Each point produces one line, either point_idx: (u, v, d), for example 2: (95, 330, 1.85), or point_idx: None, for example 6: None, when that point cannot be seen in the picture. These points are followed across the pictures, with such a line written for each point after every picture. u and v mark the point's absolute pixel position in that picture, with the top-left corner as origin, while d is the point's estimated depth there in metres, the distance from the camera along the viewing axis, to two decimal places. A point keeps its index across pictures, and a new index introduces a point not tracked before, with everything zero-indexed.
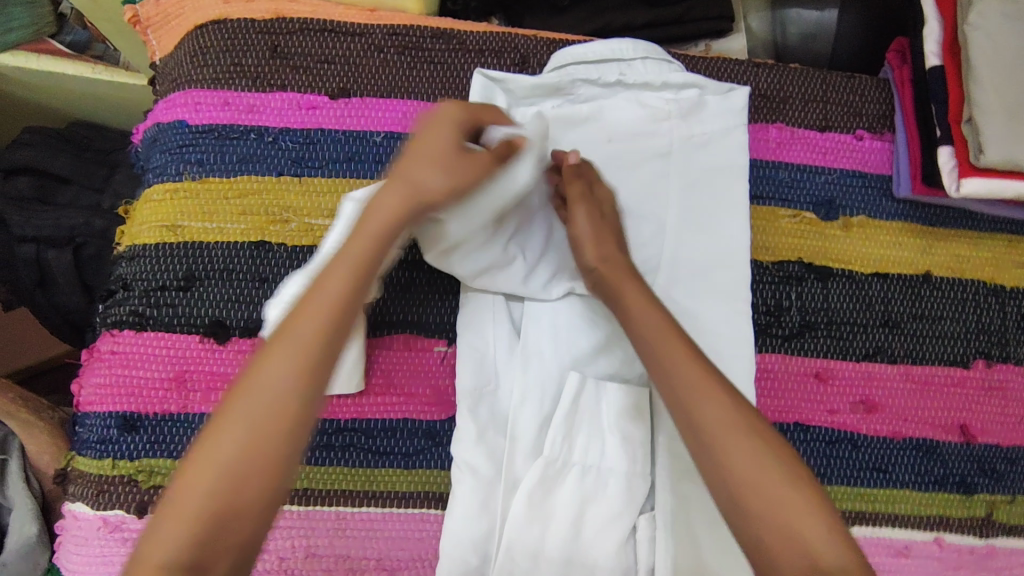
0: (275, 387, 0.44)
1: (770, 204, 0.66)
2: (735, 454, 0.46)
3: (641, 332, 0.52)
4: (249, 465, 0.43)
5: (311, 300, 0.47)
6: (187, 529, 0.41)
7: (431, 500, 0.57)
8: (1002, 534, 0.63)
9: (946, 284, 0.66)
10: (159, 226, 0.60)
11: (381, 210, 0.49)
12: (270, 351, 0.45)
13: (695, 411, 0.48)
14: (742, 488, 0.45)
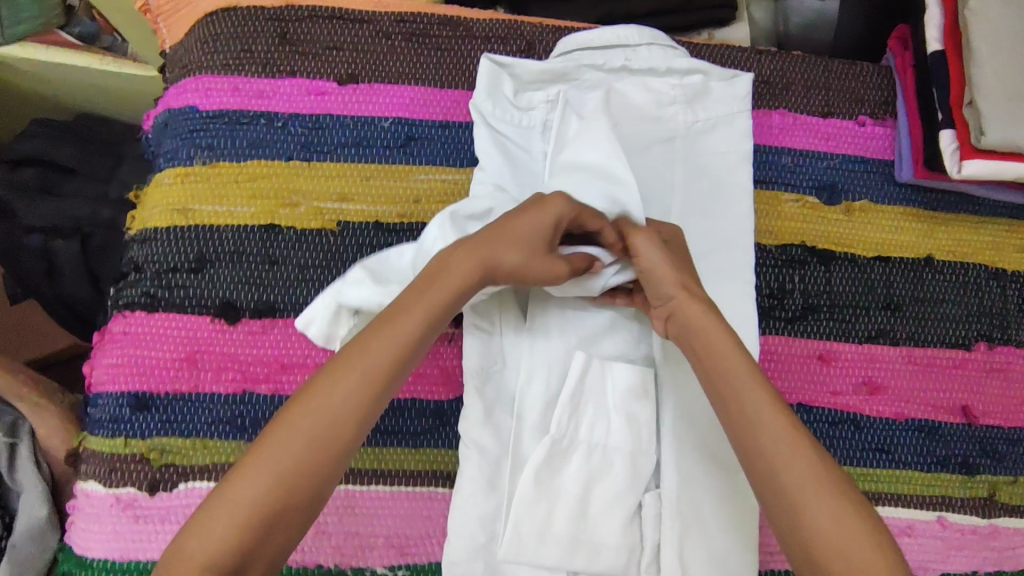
0: (340, 415, 0.45)
1: (772, 188, 0.67)
2: (815, 502, 0.45)
3: (713, 363, 0.51)
4: (306, 485, 0.44)
5: (384, 329, 0.48)
6: (234, 536, 0.41)
7: (439, 479, 0.58)
8: (1004, 515, 0.63)
9: (947, 268, 0.66)
10: (170, 210, 0.61)
11: (457, 271, 0.50)
12: (338, 374, 0.46)
13: (773, 454, 0.47)
14: (822, 538, 0.44)
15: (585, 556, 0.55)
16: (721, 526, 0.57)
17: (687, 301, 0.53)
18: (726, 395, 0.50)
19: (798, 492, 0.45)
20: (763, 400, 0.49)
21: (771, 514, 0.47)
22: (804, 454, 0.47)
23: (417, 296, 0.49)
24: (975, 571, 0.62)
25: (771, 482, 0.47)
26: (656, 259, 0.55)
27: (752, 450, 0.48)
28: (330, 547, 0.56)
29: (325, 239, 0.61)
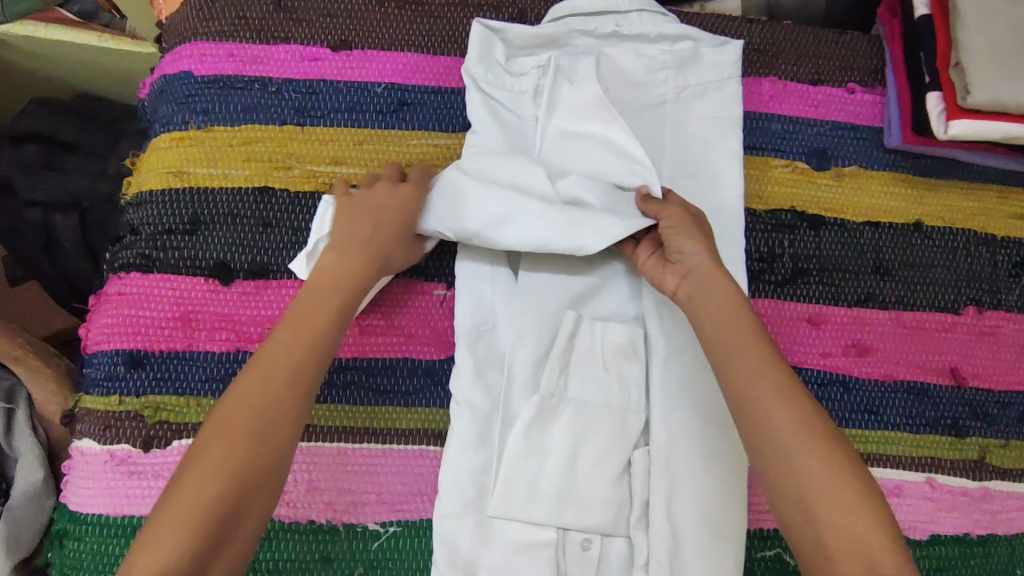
0: (268, 415, 0.47)
1: (762, 154, 0.67)
2: (811, 453, 0.45)
3: (717, 316, 0.51)
4: (247, 486, 0.45)
5: (305, 321, 0.50)
6: (180, 544, 0.42)
7: (430, 437, 0.58)
8: (996, 477, 0.63)
9: (937, 233, 0.67)
10: (165, 174, 0.61)
11: (345, 271, 0.53)
12: (266, 369, 0.48)
13: (768, 406, 0.47)
14: (816, 488, 0.44)
15: (575, 512, 0.55)
16: (713, 481, 0.57)
17: (706, 260, 0.53)
18: (725, 351, 0.50)
19: (792, 445, 0.45)
20: (757, 355, 0.49)
21: (763, 468, 0.46)
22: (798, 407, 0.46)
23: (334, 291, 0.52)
24: (967, 533, 0.62)
25: (766, 434, 0.46)
26: (682, 224, 0.55)
27: (749, 403, 0.47)
28: (322, 503, 0.56)
29: (319, 202, 0.61)
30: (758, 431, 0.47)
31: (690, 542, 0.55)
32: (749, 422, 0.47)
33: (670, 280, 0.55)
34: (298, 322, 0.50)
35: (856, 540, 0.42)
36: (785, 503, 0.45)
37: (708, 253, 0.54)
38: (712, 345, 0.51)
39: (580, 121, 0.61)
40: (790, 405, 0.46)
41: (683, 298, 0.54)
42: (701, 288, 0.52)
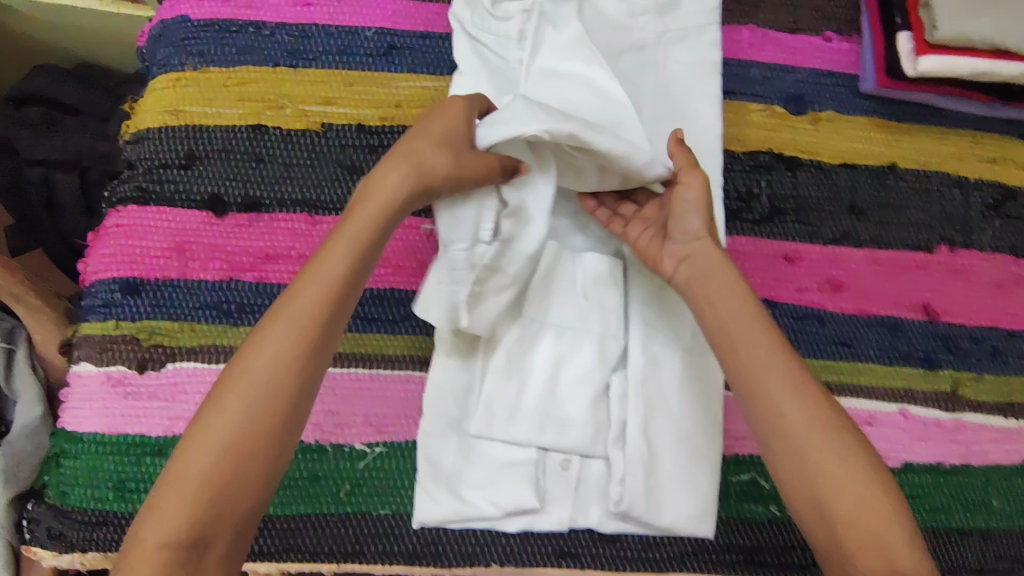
0: (273, 377, 0.46)
1: (741, 99, 0.69)
2: (822, 443, 0.47)
3: (724, 306, 0.52)
4: (249, 452, 0.44)
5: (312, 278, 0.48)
6: (184, 514, 0.42)
7: (416, 363, 0.61)
8: (969, 409, 0.65)
9: (911, 175, 0.69)
10: (162, 112, 0.64)
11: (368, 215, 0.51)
12: (271, 332, 0.47)
13: (777, 398, 0.48)
14: (827, 478, 0.46)
15: (554, 431, 0.57)
16: (689, 406, 0.59)
17: (711, 249, 0.54)
18: (731, 340, 0.51)
19: (800, 435, 0.47)
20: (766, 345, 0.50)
21: (774, 458, 0.48)
22: (807, 396, 0.48)
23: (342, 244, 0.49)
24: (940, 463, 0.64)
25: (776, 425, 0.48)
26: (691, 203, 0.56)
27: (758, 395, 0.49)
28: (310, 423, 0.58)
29: (309, 139, 0.63)
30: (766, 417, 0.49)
31: (665, 462, 0.57)
32: (757, 412, 0.49)
33: (667, 264, 0.56)
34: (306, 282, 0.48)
35: (867, 528, 0.45)
36: (796, 494, 0.47)
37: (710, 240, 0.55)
38: (720, 335, 0.52)
39: (560, 62, 0.63)
40: (800, 395, 0.48)
41: (682, 282, 0.55)
42: (703, 277, 0.54)
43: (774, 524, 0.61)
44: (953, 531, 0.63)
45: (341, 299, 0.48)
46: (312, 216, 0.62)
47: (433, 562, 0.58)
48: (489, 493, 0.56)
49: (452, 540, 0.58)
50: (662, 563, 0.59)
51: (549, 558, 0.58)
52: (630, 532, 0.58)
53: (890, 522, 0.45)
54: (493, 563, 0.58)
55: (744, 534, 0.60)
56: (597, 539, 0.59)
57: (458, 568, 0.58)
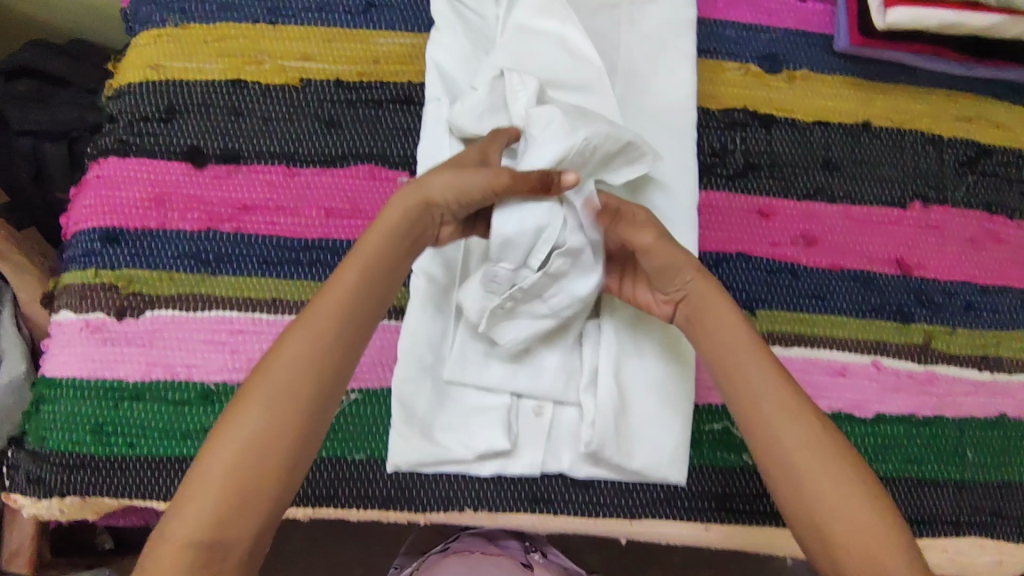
0: (293, 379, 0.47)
1: (716, 58, 0.70)
2: (819, 471, 0.48)
3: (719, 335, 0.53)
4: (267, 460, 0.45)
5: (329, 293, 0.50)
6: (204, 517, 0.43)
7: (391, 312, 0.61)
8: (941, 361, 0.66)
9: (885, 133, 0.69)
10: (143, 67, 0.64)
11: (382, 228, 0.52)
12: (289, 344, 0.48)
13: (774, 428, 0.49)
14: (825, 506, 0.47)
15: (527, 376, 0.58)
16: (660, 353, 0.59)
17: (704, 287, 0.53)
18: (726, 369, 0.52)
19: (797, 463, 0.48)
20: (762, 374, 0.51)
21: (773, 485, 0.49)
22: (803, 425, 0.49)
23: (353, 262, 0.51)
24: (912, 414, 0.64)
25: (775, 456, 0.49)
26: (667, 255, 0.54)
27: (757, 425, 0.50)
28: None
29: (288, 94, 0.64)
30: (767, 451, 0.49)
31: (636, 407, 0.58)
32: (755, 441, 0.50)
33: (663, 307, 0.56)
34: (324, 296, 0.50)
35: (866, 554, 0.45)
36: (797, 522, 0.48)
37: (701, 272, 0.54)
38: (717, 364, 0.53)
39: (535, 19, 0.63)
40: (797, 424, 0.49)
41: (681, 318, 0.55)
42: (701, 317, 0.54)
43: (745, 472, 0.61)
44: (926, 481, 0.63)
45: (360, 304, 0.50)
46: (290, 168, 0.63)
47: (406, 507, 0.59)
48: (461, 437, 0.57)
49: (426, 484, 0.59)
50: (634, 509, 0.60)
51: (521, 503, 0.59)
52: (602, 478, 0.59)
53: (890, 548, 0.45)
54: (466, 507, 0.59)
55: (716, 482, 0.61)
56: (570, 485, 0.60)
57: (432, 512, 0.59)
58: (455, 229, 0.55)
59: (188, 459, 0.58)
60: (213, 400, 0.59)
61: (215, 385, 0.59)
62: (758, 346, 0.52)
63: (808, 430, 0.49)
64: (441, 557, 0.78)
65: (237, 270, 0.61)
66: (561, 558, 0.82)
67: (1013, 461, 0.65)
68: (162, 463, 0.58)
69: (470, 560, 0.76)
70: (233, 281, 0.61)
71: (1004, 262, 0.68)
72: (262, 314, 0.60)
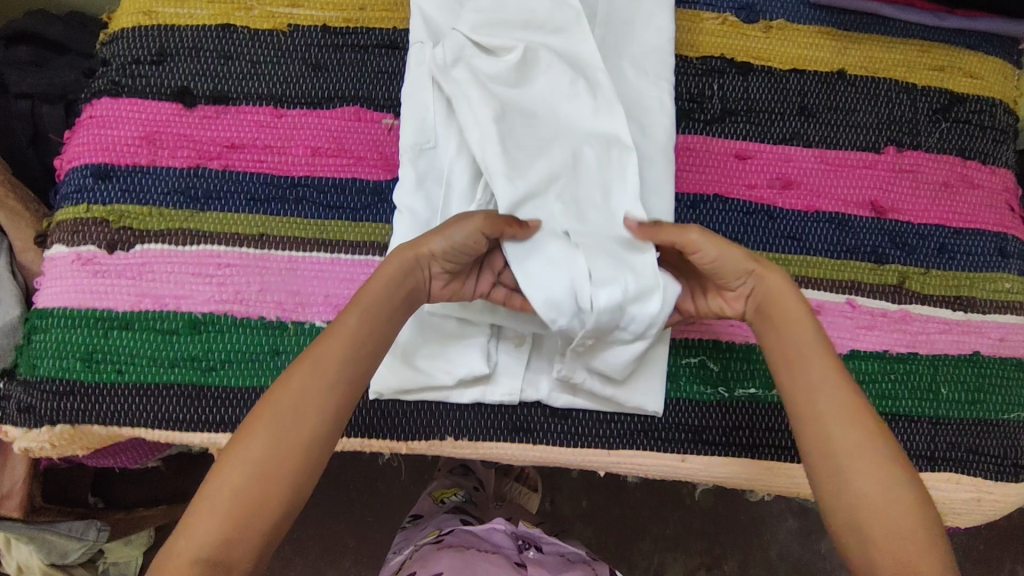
0: (291, 420, 0.47)
1: (694, 7, 0.71)
2: (866, 472, 0.48)
3: (785, 335, 0.53)
4: (269, 488, 0.46)
5: (332, 331, 0.50)
6: (211, 536, 0.44)
7: (375, 248, 0.63)
8: (915, 301, 0.67)
9: (860, 81, 0.71)
10: (134, 13, 0.66)
11: (381, 277, 0.52)
12: (295, 378, 0.48)
13: (829, 428, 0.50)
14: (874, 511, 0.47)
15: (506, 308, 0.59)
16: None
17: (772, 281, 0.54)
18: (789, 363, 0.52)
19: (847, 461, 0.49)
20: (821, 373, 0.51)
21: (816, 477, 0.50)
22: (857, 426, 0.49)
23: (356, 303, 0.51)
24: (887, 350, 0.66)
25: (826, 453, 0.49)
26: (722, 253, 0.54)
27: (812, 423, 0.50)
28: (272, 302, 0.61)
29: (276, 39, 0.66)
30: (820, 450, 0.50)
31: None
32: (808, 436, 0.50)
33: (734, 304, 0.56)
34: (329, 334, 0.50)
35: (898, 552, 0.47)
36: (835, 516, 0.49)
37: (763, 267, 0.54)
38: (775, 356, 0.53)
39: None
40: (852, 425, 0.49)
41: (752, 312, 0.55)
42: (769, 317, 0.54)
43: (720, 404, 0.62)
44: (900, 417, 0.65)
45: (358, 350, 0.50)
46: (277, 110, 0.65)
47: (388, 434, 0.61)
48: (443, 363, 0.59)
49: (407, 413, 0.61)
50: (612, 439, 0.61)
51: (500, 431, 0.61)
52: (579, 407, 0.61)
53: (923, 550, 0.47)
54: (447, 436, 0.61)
55: (693, 416, 0.62)
56: (549, 415, 0.61)
57: (413, 441, 0.61)
58: (447, 283, 0.54)
59: (176, 386, 0.60)
60: (201, 330, 0.60)
61: (202, 315, 0.60)
62: (820, 343, 0.52)
63: (865, 435, 0.49)
64: (434, 550, 0.75)
65: (224, 206, 0.62)
66: (557, 547, 0.80)
67: (989, 399, 0.66)
68: (151, 391, 0.59)
69: (464, 554, 0.73)
70: (220, 216, 0.62)
71: (977, 206, 0.69)
72: (248, 248, 0.62)
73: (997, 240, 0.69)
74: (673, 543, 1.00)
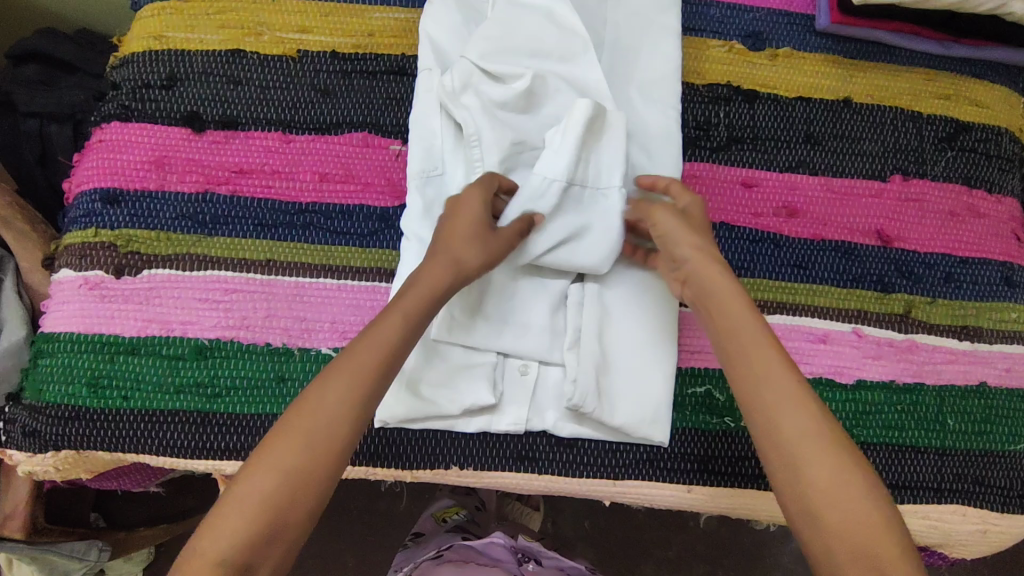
0: (329, 422, 0.46)
1: (701, 35, 0.71)
2: (819, 460, 0.45)
3: (722, 316, 0.50)
4: (301, 488, 0.44)
5: (376, 330, 0.49)
6: (240, 535, 0.42)
7: (383, 276, 0.63)
8: (922, 330, 0.67)
9: (866, 109, 0.71)
10: (146, 37, 0.66)
11: (424, 283, 0.51)
12: (338, 378, 0.47)
13: (776, 411, 0.47)
14: (830, 504, 0.44)
15: (512, 336, 0.60)
16: (645, 304, 0.61)
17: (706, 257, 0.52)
18: (733, 347, 0.50)
19: (797, 446, 0.45)
20: (765, 355, 0.48)
21: (770, 468, 0.47)
22: (805, 410, 0.46)
23: (403, 306, 0.50)
24: (893, 380, 0.66)
25: (773, 439, 0.46)
26: (674, 229, 0.54)
27: (753, 408, 0.48)
28: (278, 328, 0.61)
29: (285, 65, 0.66)
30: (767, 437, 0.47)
31: (619, 367, 0.60)
32: (755, 422, 0.48)
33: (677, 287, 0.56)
34: (373, 335, 0.49)
35: (856, 541, 0.43)
36: (789, 506, 0.45)
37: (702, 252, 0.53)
38: (719, 344, 0.51)
39: None
40: (796, 411, 0.46)
41: (689, 297, 0.54)
42: (702, 296, 0.52)
43: (727, 435, 0.62)
44: (907, 448, 0.64)
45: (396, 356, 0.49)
46: (285, 135, 0.65)
47: (394, 462, 0.61)
48: (449, 393, 0.59)
49: (412, 441, 0.61)
50: (617, 469, 0.61)
51: (507, 460, 0.61)
52: (586, 437, 0.61)
53: (887, 540, 0.42)
54: (452, 465, 0.61)
55: (699, 446, 0.62)
56: (555, 444, 0.61)
57: (419, 469, 0.61)
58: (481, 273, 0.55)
59: (182, 412, 0.60)
60: (207, 356, 0.60)
61: (208, 341, 0.60)
62: (762, 326, 0.50)
63: (809, 418, 0.46)
64: (434, 564, 0.76)
65: (232, 231, 0.63)
66: (557, 561, 0.81)
67: (995, 430, 0.66)
68: (155, 416, 0.59)
69: (463, 567, 0.75)
70: (227, 242, 0.62)
71: (983, 235, 0.69)
72: (254, 274, 0.62)
73: (1002, 269, 0.69)
74: (677, 565, 0.99)
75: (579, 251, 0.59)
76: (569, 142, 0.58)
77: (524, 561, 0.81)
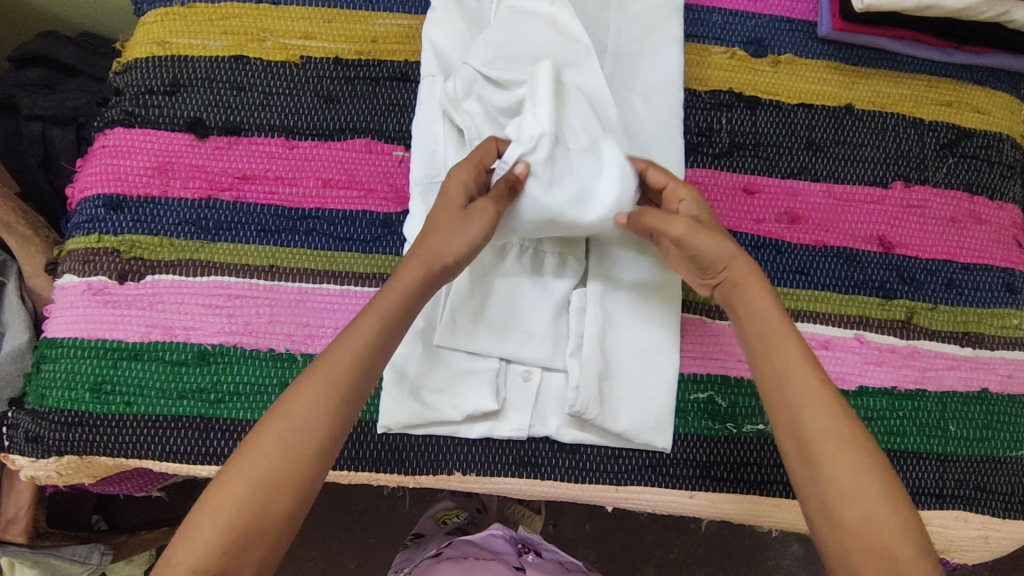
0: (304, 430, 0.47)
1: (703, 42, 0.72)
2: (844, 463, 0.47)
3: (756, 322, 0.52)
4: (270, 500, 0.46)
5: (346, 339, 0.50)
6: (211, 545, 0.45)
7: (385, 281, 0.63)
8: (924, 336, 0.67)
9: (867, 115, 0.71)
10: (149, 43, 0.67)
11: (403, 283, 0.52)
12: (307, 387, 0.48)
13: (805, 414, 0.49)
14: (851, 503, 0.46)
15: (515, 342, 0.60)
16: (648, 309, 0.61)
17: (742, 264, 0.53)
18: (765, 352, 0.51)
19: (824, 449, 0.47)
20: (793, 357, 0.50)
21: (794, 468, 0.49)
22: (830, 412, 0.48)
23: (374, 312, 0.51)
24: (894, 387, 0.66)
25: (801, 440, 0.49)
26: (705, 241, 0.53)
27: (782, 410, 0.50)
28: (281, 333, 0.61)
29: (289, 71, 0.66)
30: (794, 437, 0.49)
31: (620, 373, 0.60)
32: (782, 423, 0.50)
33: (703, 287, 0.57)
34: (342, 344, 0.49)
35: (875, 540, 0.46)
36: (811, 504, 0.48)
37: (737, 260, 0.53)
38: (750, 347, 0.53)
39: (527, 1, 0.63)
40: (823, 415, 0.48)
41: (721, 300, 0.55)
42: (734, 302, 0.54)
43: (729, 440, 0.62)
44: (908, 454, 0.64)
45: (369, 361, 0.50)
46: (288, 141, 0.65)
47: (397, 468, 0.61)
48: (452, 399, 0.59)
49: (415, 447, 0.61)
50: (619, 476, 0.61)
51: (509, 466, 0.61)
52: (589, 443, 0.61)
53: (901, 538, 0.46)
54: (454, 471, 0.61)
55: (701, 451, 0.62)
56: (557, 449, 0.61)
57: (421, 475, 0.61)
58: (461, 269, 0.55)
59: (185, 417, 0.60)
60: (210, 361, 0.60)
61: (212, 346, 0.60)
62: (790, 328, 0.52)
63: (835, 422, 0.48)
64: (434, 563, 0.77)
65: (235, 237, 0.63)
66: (557, 555, 0.81)
67: (998, 436, 0.66)
68: (158, 422, 0.60)
69: (463, 563, 0.75)
70: (230, 247, 0.62)
71: (985, 241, 0.69)
72: (257, 280, 0.62)
73: (1004, 275, 0.69)
74: (678, 567, 0.99)
75: (585, 211, 0.56)
76: (545, 98, 0.57)
77: (524, 552, 0.81)
